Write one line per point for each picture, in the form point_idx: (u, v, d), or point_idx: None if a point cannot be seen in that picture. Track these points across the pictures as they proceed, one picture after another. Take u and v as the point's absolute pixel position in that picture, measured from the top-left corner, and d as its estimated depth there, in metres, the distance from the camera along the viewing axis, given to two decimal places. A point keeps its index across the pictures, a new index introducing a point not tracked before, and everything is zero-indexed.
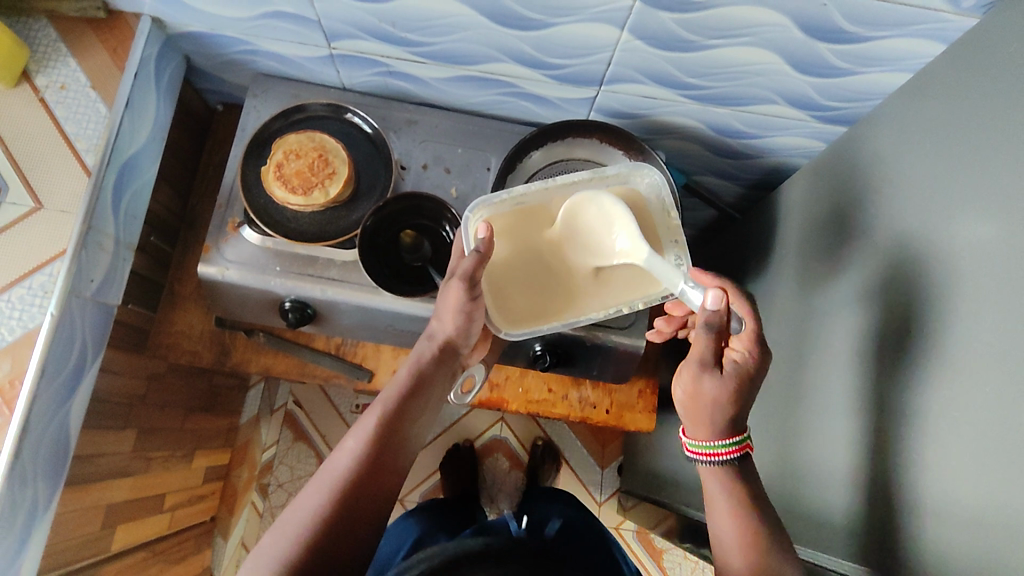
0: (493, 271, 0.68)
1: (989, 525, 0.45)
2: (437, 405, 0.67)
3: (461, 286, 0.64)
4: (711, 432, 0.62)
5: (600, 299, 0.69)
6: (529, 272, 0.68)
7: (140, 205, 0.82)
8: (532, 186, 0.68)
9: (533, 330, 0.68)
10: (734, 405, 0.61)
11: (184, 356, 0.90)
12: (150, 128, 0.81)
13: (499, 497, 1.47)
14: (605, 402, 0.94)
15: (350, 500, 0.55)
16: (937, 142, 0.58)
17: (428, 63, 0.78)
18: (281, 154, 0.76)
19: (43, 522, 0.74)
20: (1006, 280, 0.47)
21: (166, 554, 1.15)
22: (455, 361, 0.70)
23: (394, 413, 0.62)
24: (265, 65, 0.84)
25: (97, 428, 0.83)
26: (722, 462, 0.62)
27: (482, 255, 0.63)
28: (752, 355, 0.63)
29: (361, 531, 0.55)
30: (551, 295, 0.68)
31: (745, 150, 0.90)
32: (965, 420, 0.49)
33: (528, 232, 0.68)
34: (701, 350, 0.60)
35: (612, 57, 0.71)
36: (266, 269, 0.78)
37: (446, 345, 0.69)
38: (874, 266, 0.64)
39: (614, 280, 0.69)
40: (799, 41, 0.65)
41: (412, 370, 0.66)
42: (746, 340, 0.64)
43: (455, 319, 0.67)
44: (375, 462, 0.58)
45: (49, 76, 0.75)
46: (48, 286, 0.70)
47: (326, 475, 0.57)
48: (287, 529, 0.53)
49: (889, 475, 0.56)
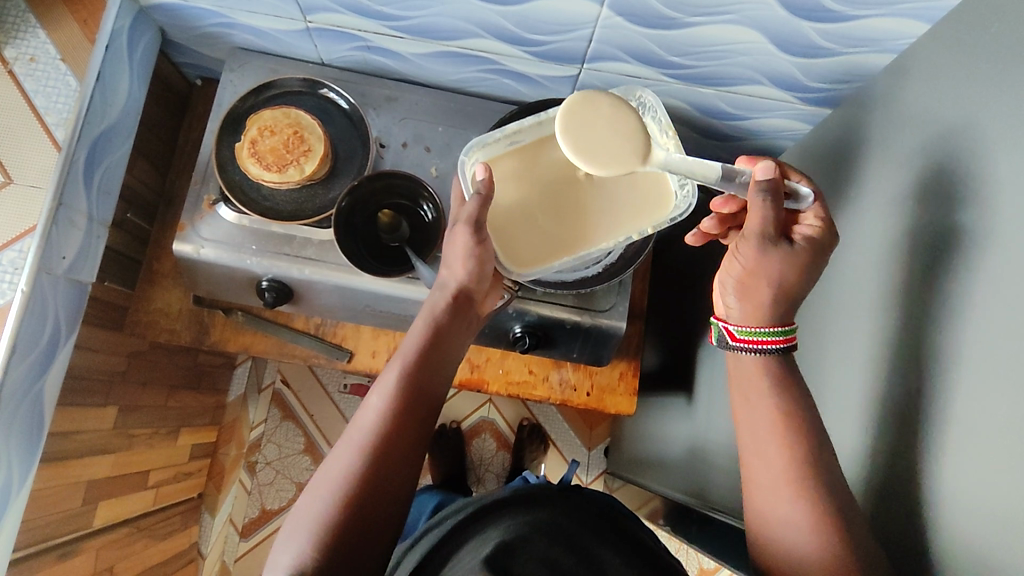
0: (495, 213, 0.67)
1: (979, 515, 0.46)
2: (459, 354, 0.63)
3: (468, 233, 0.60)
4: (762, 316, 0.61)
5: (606, 234, 0.66)
6: (529, 211, 0.67)
7: (113, 181, 0.81)
8: (524, 121, 0.68)
9: (545, 268, 0.66)
10: (796, 281, 0.59)
11: (162, 334, 0.90)
12: (124, 102, 0.79)
13: (486, 477, 1.48)
14: (586, 384, 0.94)
15: (377, 461, 0.54)
16: (933, 127, 0.57)
17: (406, 37, 0.77)
18: (255, 130, 0.75)
19: (18, 500, 0.75)
20: (1001, 274, 0.47)
21: (152, 530, 1.16)
22: (472, 310, 0.64)
23: (413, 370, 0.58)
24: (241, 38, 0.82)
25: (75, 405, 0.83)
26: (767, 351, 0.61)
27: (483, 197, 0.60)
28: (820, 231, 0.60)
29: (393, 496, 0.55)
30: (554, 231, 0.67)
31: (730, 132, 0.88)
32: (961, 414, 0.49)
33: (525, 173, 0.68)
34: (756, 222, 0.58)
35: (593, 33, 0.70)
36: (241, 248, 0.77)
37: (461, 293, 0.62)
38: (870, 252, 0.63)
39: (621, 211, 0.67)
40: (781, 20, 0.64)
41: (428, 322, 0.61)
42: (816, 207, 0.61)
43: (466, 265, 0.60)
44: (398, 422, 0.56)
45: (17, 48, 0.73)
46: (18, 262, 0.71)
47: (352, 441, 0.56)
48: (320, 492, 0.54)
49: (887, 464, 0.57)
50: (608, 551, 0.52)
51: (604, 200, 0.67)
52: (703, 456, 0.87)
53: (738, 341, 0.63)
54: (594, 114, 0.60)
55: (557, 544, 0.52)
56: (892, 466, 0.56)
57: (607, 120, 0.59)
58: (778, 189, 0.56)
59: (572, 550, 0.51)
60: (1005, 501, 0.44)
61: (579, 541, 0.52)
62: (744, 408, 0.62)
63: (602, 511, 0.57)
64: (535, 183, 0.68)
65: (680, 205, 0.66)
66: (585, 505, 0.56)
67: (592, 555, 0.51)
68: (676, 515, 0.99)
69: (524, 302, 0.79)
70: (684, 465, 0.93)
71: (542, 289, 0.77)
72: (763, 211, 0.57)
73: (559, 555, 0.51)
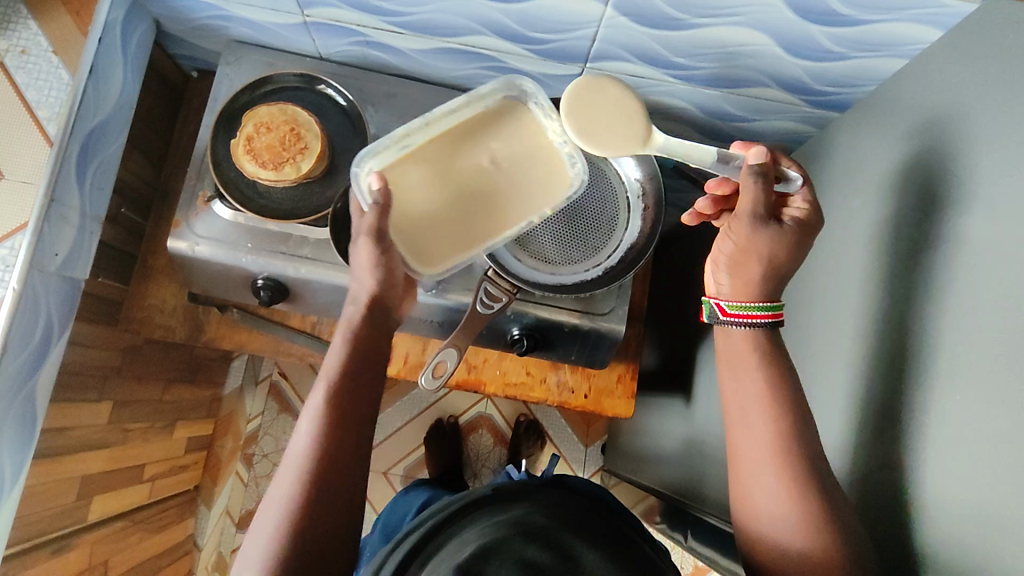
0: (396, 223, 0.64)
1: (970, 533, 0.46)
2: (385, 362, 0.64)
3: (372, 243, 0.61)
4: (752, 291, 0.62)
5: (510, 219, 0.66)
6: (431, 219, 0.65)
7: (107, 176, 0.80)
8: (412, 123, 0.66)
9: (453, 269, 0.65)
10: (783, 259, 0.61)
11: (156, 331, 0.88)
12: (116, 95, 0.78)
13: (483, 472, 1.48)
14: (583, 386, 0.94)
15: (316, 486, 0.55)
16: (933, 133, 0.56)
17: (406, 33, 0.75)
18: (251, 127, 0.73)
19: (11, 497, 0.74)
20: (996, 290, 0.46)
21: (147, 522, 1.16)
22: (388, 317, 0.65)
23: (335, 389, 0.59)
24: (238, 31, 0.81)
25: (68, 401, 0.82)
26: (754, 325, 0.62)
27: (382, 206, 0.61)
28: (807, 213, 0.61)
29: (340, 514, 0.55)
30: (456, 231, 0.66)
31: (735, 133, 0.87)
32: (953, 430, 0.48)
33: (423, 178, 0.65)
34: (748, 206, 0.58)
35: (596, 33, 0.68)
36: (237, 246, 0.76)
37: (374, 302, 0.64)
38: (865, 260, 0.63)
39: (520, 200, 0.66)
40: (790, 22, 0.62)
41: (347, 335, 0.62)
42: (804, 189, 0.61)
43: (374, 276, 0.62)
44: (334, 440, 0.57)
45: (8, 39, 0.71)
46: (10, 260, 0.68)
47: (288, 471, 0.56)
48: (264, 530, 0.53)
49: (878, 475, 0.56)
50: (584, 543, 0.50)
51: (502, 188, 0.66)
52: (699, 460, 0.86)
53: (727, 316, 0.63)
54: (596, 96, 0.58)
55: (530, 540, 0.49)
56: (883, 477, 0.56)
57: (614, 103, 0.58)
58: (768, 173, 0.57)
59: (544, 544, 0.49)
60: (997, 521, 0.44)
61: (550, 533, 0.50)
62: (738, 416, 0.61)
63: (581, 506, 0.56)
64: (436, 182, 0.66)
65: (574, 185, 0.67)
66: (562, 501, 0.55)
67: (565, 545, 0.49)
68: (672, 515, 1.00)
69: (523, 305, 0.79)
70: (680, 467, 0.93)
71: (541, 292, 0.75)
72: (756, 197, 0.57)
73: (541, 556, 0.48)
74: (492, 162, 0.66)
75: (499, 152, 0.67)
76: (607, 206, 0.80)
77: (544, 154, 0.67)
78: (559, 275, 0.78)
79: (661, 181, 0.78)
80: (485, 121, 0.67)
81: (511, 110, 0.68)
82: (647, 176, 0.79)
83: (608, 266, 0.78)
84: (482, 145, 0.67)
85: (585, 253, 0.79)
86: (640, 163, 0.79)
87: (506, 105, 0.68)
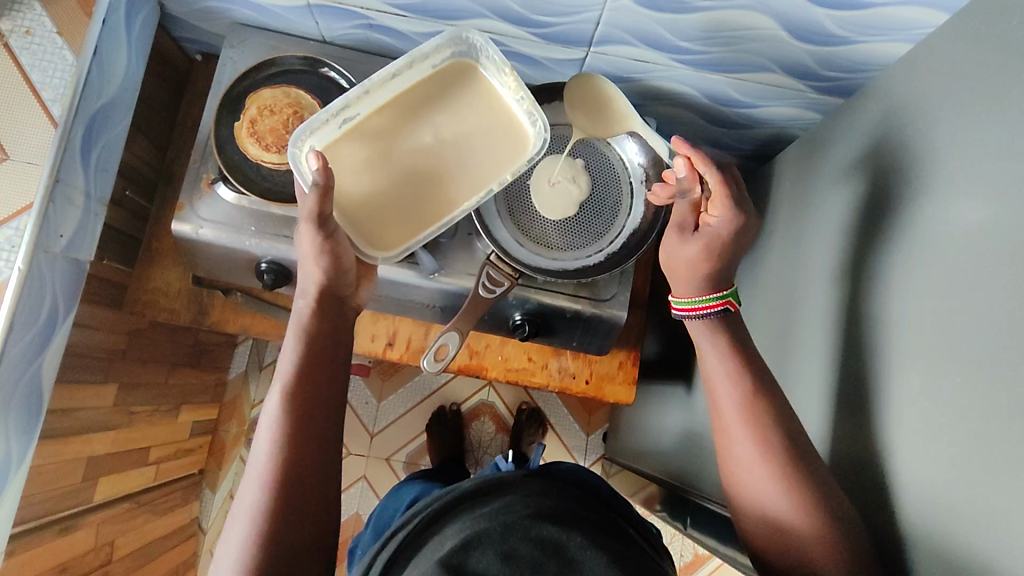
0: (346, 204, 0.67)
1: (966, 516, 0.46)
2: (342, 355, 0.65)
3: (314, 228, 0.60)
4: (689, 288, 0.67)
5: (468, 184, 0.69)
6: (382, 196, 0.68)
7: (111, 158, 0.80)
8: (351, 93, 0.67)
9: (410, 246, 0.67)
10: (707, 265, 0.65)
11: (161, 314, 0.89)
12: (120, 77, 0.78)
13: (483, 459, 1.49)
14: (585, 372, 0.94)
15: (285, 490, 0.55)
16: (935, 117, 0.56)
17: (410, 17, 0.76)
18: (255, 109, 0.77)
19: (17, 477, 0.75)
20: (996, 275, 0.46)
21: (152, 504, 1.18)
22: (340, 306, 0.66)
23: (294, 388, 0.60)
24: (242, 14, 0.81)
25: (75, 383, 0.83)
26: (705, 316, 0.65)
27: (323, 188, 0.59)
28: (730, 218, 0.64)
29: (311, 516, 0.56)
30: (412, 207, 0.68)
31: (739, 119, 0.86)
32: (950, 413, 0.49)
33: (373, 154, 0.68)
34: (676, 218, 0.67)
35: (600, 16, 0.68)
36: (241, 229, 0.76)
37: (325, 292, 0.64)
38: (863, 245, 0.63)
39: (476, 166, 0.69)
40: (795, 5, 0.62)
41: (299, 337, 0.63)
42: (718, 201, 0.63)
43: (320, 264, 0.62)
44: (294, 445, 0.57)
45: (12, 21, 0.72)
46: (14, 240, 0.68)
47: (255, 478, 0.56)
48: (234, 539, 0.54)
49: (874, 458, 0.57)
50: (566, 531, 0.50)
51: (452, 158, 0.69)
52: (698, 446, 0.87)
53: (679, 311, 0.68)
54: (587, 97, 0.73)
55: (510, 533, 0.49)
56: (879, 460, 0.56)
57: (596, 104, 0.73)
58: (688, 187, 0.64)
59: (525, 536, 0.49)
60: (992, 502, 0.44)
61: (530, 524, 0.50)
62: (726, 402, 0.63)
63: (562, 494, 0.55)
64: (382, 163, 0.68)
65: (537, 144, 0.69)
66: (544, 491, 0.54)
67: (545, 535, 0.49)
68: (673, 502, 1.00)
69: (525, 290, 0.79)
70: (680, 455, 0.94)
71: (544, 277, 0.75)
72: (679, 210, 0.66)
73: (525, 550, 0.48)
74: (437, 134, 0.69)
75: (443, 126, 0.70)
76: (611, 192, 0.80)
77: (494, 123, 0.71)
78: (561, 260, 0.78)
79: (666, 166, 0.79)
80: (428, 83, 0.71)
81: (453, 82, 0.71)
82: (651, 161, 0.80)
83: (611, 250, 0.79)
84: (426, 121, 0.70)
85: (587, 238, 0.79)
86: (643, 148, 0.79)
87: (449, 68, 0.71)
